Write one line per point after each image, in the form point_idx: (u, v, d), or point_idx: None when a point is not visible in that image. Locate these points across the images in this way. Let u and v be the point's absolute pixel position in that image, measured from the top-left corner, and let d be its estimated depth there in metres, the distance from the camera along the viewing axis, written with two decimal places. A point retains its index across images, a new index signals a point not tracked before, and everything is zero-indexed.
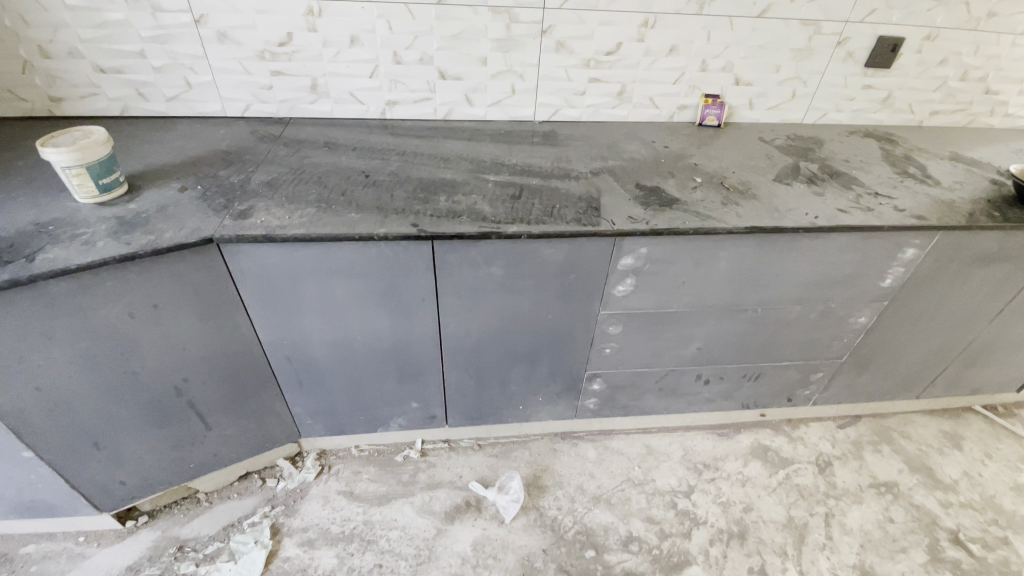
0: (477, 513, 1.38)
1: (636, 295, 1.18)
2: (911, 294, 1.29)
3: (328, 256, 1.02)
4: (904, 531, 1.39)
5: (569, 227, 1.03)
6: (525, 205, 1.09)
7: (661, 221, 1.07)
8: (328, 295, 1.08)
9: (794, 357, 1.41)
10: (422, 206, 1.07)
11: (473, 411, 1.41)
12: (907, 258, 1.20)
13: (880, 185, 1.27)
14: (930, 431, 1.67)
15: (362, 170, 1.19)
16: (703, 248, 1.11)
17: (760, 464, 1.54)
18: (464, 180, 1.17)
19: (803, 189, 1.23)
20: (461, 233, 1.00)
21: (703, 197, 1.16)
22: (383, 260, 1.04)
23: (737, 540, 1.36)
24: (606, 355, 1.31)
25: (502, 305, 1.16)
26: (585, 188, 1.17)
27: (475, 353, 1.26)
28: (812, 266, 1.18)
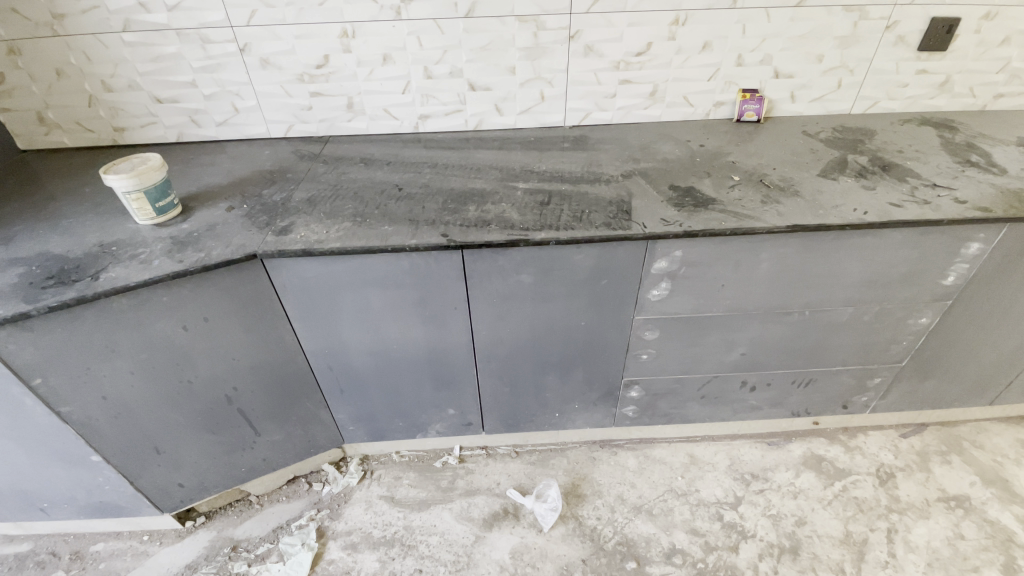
0: (515, 520, 1.38)
1: (672, 299, 1.15)
2: (977, 292, 1.19)
3: (363, 268, 1.05)
4: (976, 548, 1.28)
5: (600, 232, 1.01)
6: (554, 211, 1.08)
7: (696, 222, 1.03)
8: (364, 305, 1.12)
9: (847, 361, 1.33)
10: (452, 216, 1.09)
11: (510, 418, 1.41)
12: (972, 253, 1.11)
13: (938, 175, 1.18)
14: (1006, 440, 1.52)
15: (395, 184, 1.22)
16: (742, 249, 1.06)
17: (814, 475, 1.46)
18: (492, 189, 1.18)
19: (850, 183, 1.16)
20: (490, 241, 1.01)
21: (740, 196, 1.12)
22: (415, 270, 1.06)
23: (789, 556, 1.29)
24: (643, 361, 1.28)
25: (534, 312, 1.16)
26: (616, 191, 1.15)
27: (510, 360, 1.26)
28: (863, 264, 1.11)
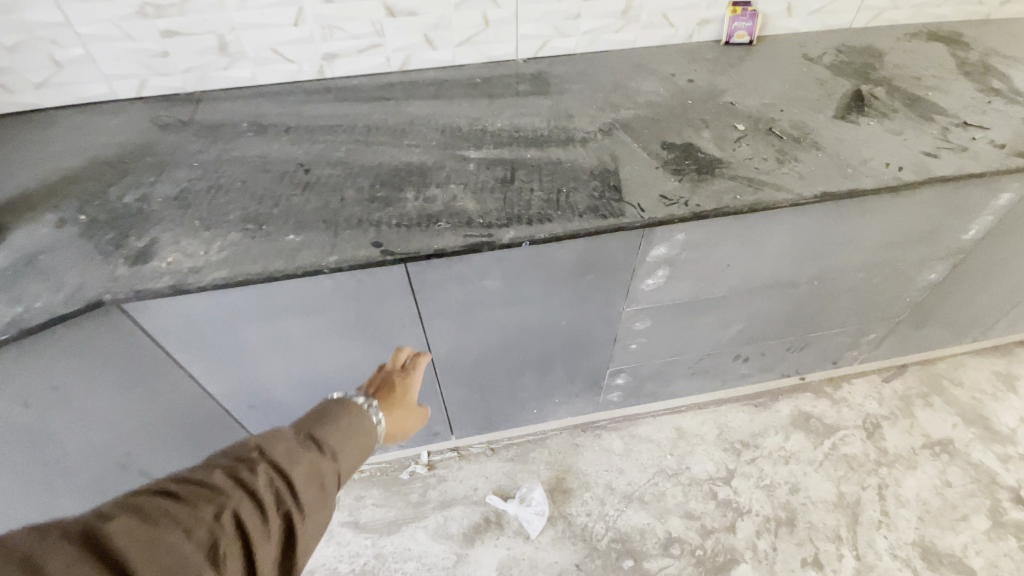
0: (499, 530, 1.24)
1: (669, 286, 0.94)
2: (993, 242, 1.06)
3: (268, 296, 0.76)
4: (963, 495, 1.26)
5: (585, 223, 0.77)
6: (521, 193, 0.82)
7: (704, 197, 0.80)
8: (281, 337, 0.84)
9: (847, 322, 1.21)
10: (384, 211, 0.80)
11: (482, 422, 1.22)
12: (1001, 204, 0.96)
13: (965, 110, 1.00)
14: (982, 374, 1.50)
15: (301, 164, 0.90)
16: (757, 225, 0.85)
17: (803, 436, 1.40)
18: (434, 163, 0.89)
19: (873, 127, 0.95)
20: (441, 248, 0.74)
21: (750, 154, 0.89)
22: (342, 291, 0.79)
23: (786, 529, 1.23)
24: (631, 350, 1.10)
25: (504, 318, 0.92)
26: (596, 155, 0.88)
27: (477, 369, 1.04)
28: (886, 226, 0.94)
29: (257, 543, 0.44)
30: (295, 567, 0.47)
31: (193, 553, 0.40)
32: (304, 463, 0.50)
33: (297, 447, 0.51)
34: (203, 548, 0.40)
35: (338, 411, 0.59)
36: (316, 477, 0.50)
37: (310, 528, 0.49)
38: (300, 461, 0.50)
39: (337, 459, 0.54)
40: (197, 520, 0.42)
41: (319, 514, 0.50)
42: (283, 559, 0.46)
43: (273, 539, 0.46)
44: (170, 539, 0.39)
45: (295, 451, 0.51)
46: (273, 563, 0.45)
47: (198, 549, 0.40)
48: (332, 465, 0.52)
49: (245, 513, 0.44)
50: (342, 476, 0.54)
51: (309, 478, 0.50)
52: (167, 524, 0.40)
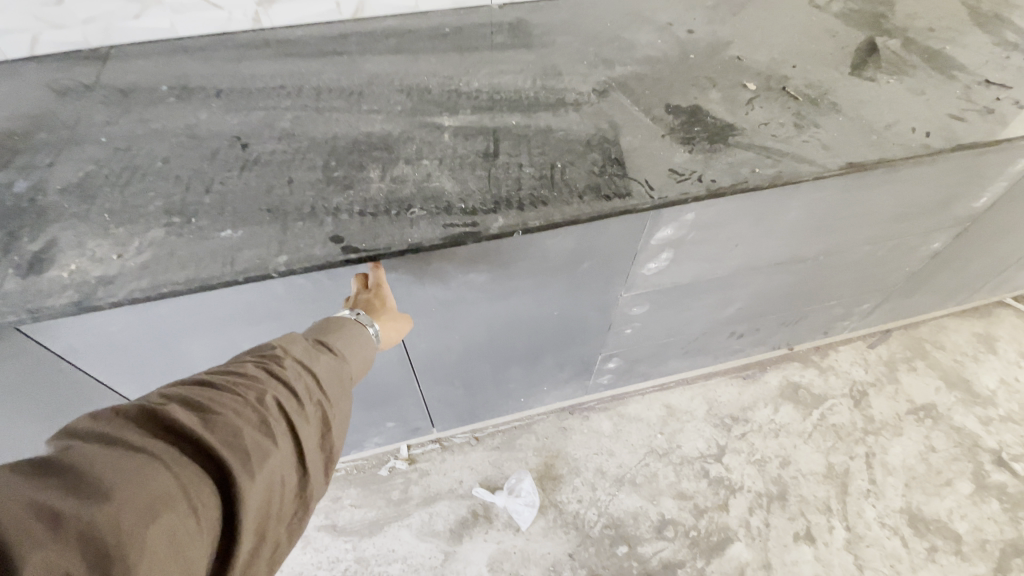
0: (487, 524, 1.18)
1: (671, 270, 0.85)
2: (1001, 209, 1.01)
3: (204, 304, 0.63)
4: (948, 460, 1.27)
5: (586, 206, 0.65)
6: (508, 170, 0.69)
7: (719, 171, 0.70)
8: (226, 347, 0.72)
9: (844, 294, 1.16)
10: (344, 195, 0.66)
11: (465, 415, 1.14)
12: (1018, 170, 0.90)
13: (985, 65, 0.92)
14: (963, 337, 1.51)
15: (235, 137, 0.75)
16: (772, 200, 0.76)
17: (792, 407, 1.38)
18: (401, 134, 0.75)
19: (893, 86, 0.86)
20: (417, 242, 0.62)
21: (765, 118, 0.78)
22: (298, 294, 0.66)
23: (778, 504, 1.22)
24: (626, 335, 1.02)
25: (490, 312, 0.82)
26: (592, 121, 0.76)
27: (460, 365, 0.94)
28: (903, 197, 0.86)
29: (301, 427, 0.43)
30: (333, 454, 0.46)
31: (247, 433, 0.38)
32: (324, 359, 0.48)
33: (314, 346, 0.49)
34: (255, 429, 0.39)
35: (342, 319, 0.56)
36: (337, 372, 0.49)
37: (340, 419, 0.48)
38: (321, 358, 0.48)
39: (352, 359, 0.52)
40: (242, 403, 0.40)
41: (346, 404, 0.49)
42: (325, 442, 0.46)
43: (313, 425, 0.45)
44: (222, 422, 0.38)
45: (314, 350, 0.49)
46: (316, 446, 0.45)
47: (251, 428, 0.39)
48: (348, 365, 0.51)
49: (284, 401, 0.42)
50: (356, 374, 0.52)
51: (331, 374, 0.48)
52: (215, 409, 0.38)
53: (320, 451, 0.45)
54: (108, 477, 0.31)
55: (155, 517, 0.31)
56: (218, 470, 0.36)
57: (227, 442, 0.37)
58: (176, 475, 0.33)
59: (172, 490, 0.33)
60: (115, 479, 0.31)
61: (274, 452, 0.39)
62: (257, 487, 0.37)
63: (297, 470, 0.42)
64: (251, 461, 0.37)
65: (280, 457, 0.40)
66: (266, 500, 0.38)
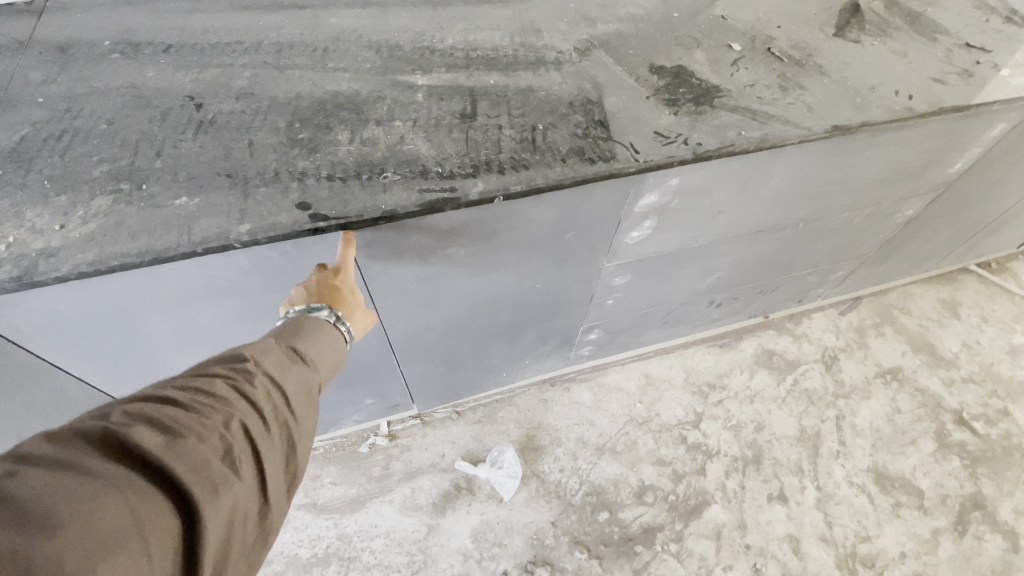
0: (470, 496, 1.18)
1: (654, 238, 0.83)
2: (974, 175, 1.03)
3: (161, 279, 0.59)
4: (912, 420, 1.33)
5: (569, 169, 0.62)
6: (487, 132, 0.66)
7: (705, 134, 0.68)
8: (189, 325, 0.68)
9: (820, 262, 1.17)
10: (310, 159, 0.62)
11: (446, 393, 1.12)
12: (993, 135, 0.90)
13: (966, 28, 0.92)
14: (929, 303, 1.55)
15: (188, 97, 0.69)
16: (757, 165, 0.74)
17: (767, 374, 1.40)
18: (371, 93, 0.70)
19: (877, 48, 0.84)
20: (391, 208, 0.58)
21: (751, 80, 0.76)
22: (265, 266, 0.62)
23: (753, 467, 1.25)
24: (607, 306, 1.01)
25: (470, 287, 0.79)
26: (574, 81, 0.72)
27: (441, 343, 0.92)
28: (883, 162, 0.86)
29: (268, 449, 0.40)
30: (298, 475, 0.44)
31: (212, 460, 0.36)
32: (295, 372, 0.46)
33: (284, 357, 0.47)
34: (220, 455, 0.36)
35: (318, 319, 0.53)
36: (306, 386, 0.47)
37: (307, 437, 0.46)
38: (292, 371, 0.46)
39: (322, 371, 0.50)
40: (209, 426, 0.37)
41: (313, 425, 0.47)
42: (290, 466, 0.43)
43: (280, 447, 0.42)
44: (188, 446, 0.35)
45: (286, 363, 0.46)
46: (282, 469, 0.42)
47: (217, 456, 0.36)
48: (318, 376, 0.49)
49: (251, 423, 0.40)
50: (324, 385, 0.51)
51: (300, 388, 0.46)
52: (181, 433, 0.35)
53: (285, 475, 0.43)
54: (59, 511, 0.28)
55: (106, 558, 0.28)
56: (180, 500, 0.33)
57: (196, 468, 0.34)
58: (132, 508, 0.31)
59: (127, 526, 0.30)
60: (67, 514, 0.28)
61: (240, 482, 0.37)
62: (221, 520, 0.35)
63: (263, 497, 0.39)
64: (217, 489, 0.35)
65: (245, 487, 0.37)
66: (228, 536, 0.35)
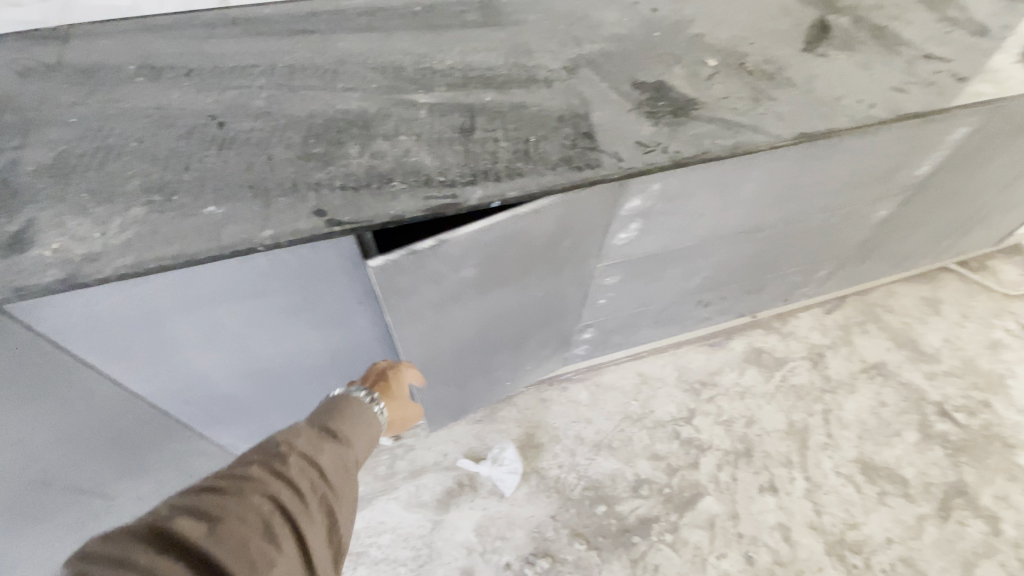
0: (473, 492, 1.23)
1: (641, 240, 0.89)
2: (941, 177, 1.09)
3: (190, 282, 0.65)
4: (896, 413, 1.38)
5: (560, 177, 0.69)
6: (484, 144, 0.72)
7: (683, 143, 0.74)
8: (212, 326, 0.73)
9: (802, 262, 1.23)
10: (324, 171, 0.68)
11: (457, 410, 1.16)
12: (953, 139, 0.97)
13: (926, 42, 0.99)
14: (911, 301, 1.62)
15: (210, 116, 0.75)
16: (732, 170, 0.81)
17: (757, 371, 1.46)
18: (378, 111, 0.76)
19: (842, 62, 0.92)
20: (399, 213, 0.64)
21: (726, 93, 0.83)
22: (283, 269, 0.68)
23: (745, 460, 1.30)
24: (600, 306, 1.07)
25: (480, 305, 0.84)
26: (563, 97, 0.79)
27: (453, 361, 0.96)
28: (852, 166, 0.93)
29: (303, 522, 0.48)
30: (341, 541, 0.53)
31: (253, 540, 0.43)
32: (327, 448, 0.56)
33: (317, 437, 0.57)
34: (264, 531, 0.45)
35: (350, 406, 0.65)
36: (340, 460, 0.56)
37: (345, 505, 0.54)
38: (326, 448, 0.56)
39: (352, 447, 0.60)
40: (251, 507, 0.46)
41: (348, 496, 0.55)
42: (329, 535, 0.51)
43: (320, 516, 0.51)
44: (231, 531, 0.43)
45: (319, 442, 0.56)
46: (325, 539, 0.51)
47: (257, 535, 0.44)
48: (350, 450, 0.59)
49: (289, 498, 0.49)
50: (355, 461, 0.60)
51: (333, 464, 0.55)
52: (227, 518, 0.44)
53: (330, 542, 0.51)
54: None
55: None
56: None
57: (239, 548, 0.42)
58: None
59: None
60: None
61: (284, 551, 0.45)
62: None
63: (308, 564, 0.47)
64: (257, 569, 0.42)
65: (288, 556, 0.45)
66: None
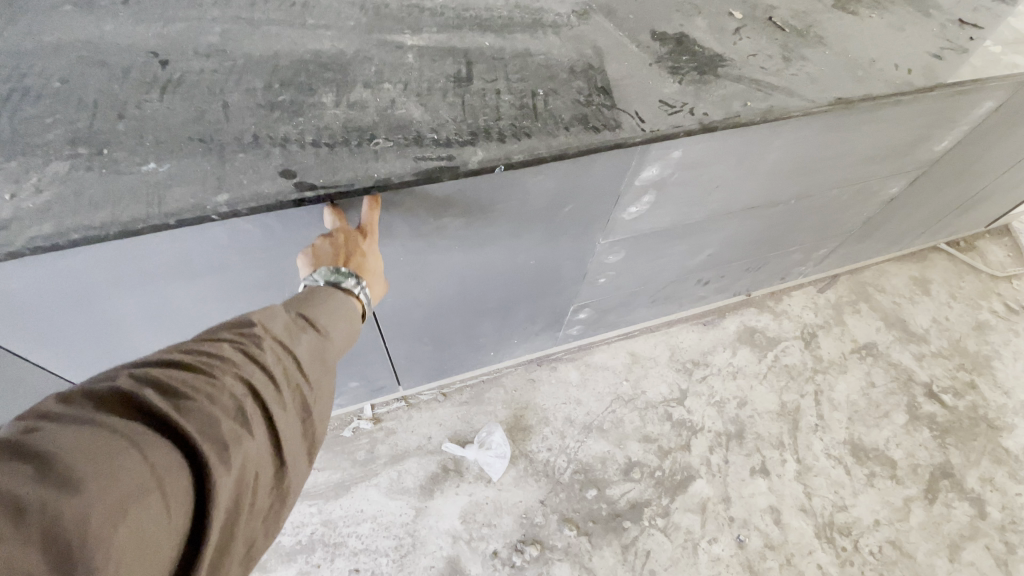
0: (458, 477, 1.17)
1: (651, 214, 0.81)
2: (958, 154, 1.04)
3: (128, 255, 0.53)
4: (886, 394, 1.37)
5: (573, 139, 0.59)
6: (483, 97, 0.61)
7: (709, 105, 0.65)
8: (160, 306, 0.62)
9: (806, 239, 1.18)
10: (293, 123, 0.56)
11: (434, 372, 1.09)
12: (980, 113, 0.91)
13: (960, 4, 0.91)
14: (902, 280, 1.60)
15: (151, 53, 0.62)
16: (758, 138, 0.72)
17: (749, 351, 1.42)
18: (357, 54, 0.64)
19: (875, 21, 0.83)
20: (383, 178, 0.54)
21: (754, 49, 0.73)
22: (245, 241, 0.57)
23: (736, 442, 1.27)
24: (599, 285, 0.99)
25: (462, 262, 0.75)
26: (574, 46, 0.68)
27: (429, 319, 0.88)
28: (877, 139, 0.86)
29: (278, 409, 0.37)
30: (321, 436, 0.42)
31: (220, 424, 0.33)
32: (308, 335, 0.43)
33: (297, 320, 0.44)
34: (230, 415, 0.34)
35: (321, 289, 0.50)
36: (322, 351, 0.43)
37: (328, 397, 0.43)
38: (303, 335, 0.43)
39: (341, 333, 0.47)
40: (218, 387, 0.34)
41: (333, 386, 0.44)
42: (308, 428, 0.41)
43: (294, 411, 0.39)
44: (192, 410, 0.32)
45: (300, 326, 0.43)
46: (300, 432, 0.40)
47: (226, 416, 0.33)
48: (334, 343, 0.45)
49: (261, 388, 0.37)
50: (344, 349, 0.47)
51: (317, 351, 0.43)
52: (187, 394, 0.33)
53: (307, 436, 0.40)
54: (80, 466, 0.27)
55: (124, 515, 0.27)
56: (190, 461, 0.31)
57: (202, 429, 0.32)
58: (149, 468, 0.29)
59: (146, 483, 0.28)
60: (87, 473, 0.27)
61: (252, 443, 0.34)
62: (232, 478, 0.32)
63: (277, 458, 0.37)
64: (224, 461, 0.32)
65: (257, 444, 0.35)
66: (241, 495, 0.33)
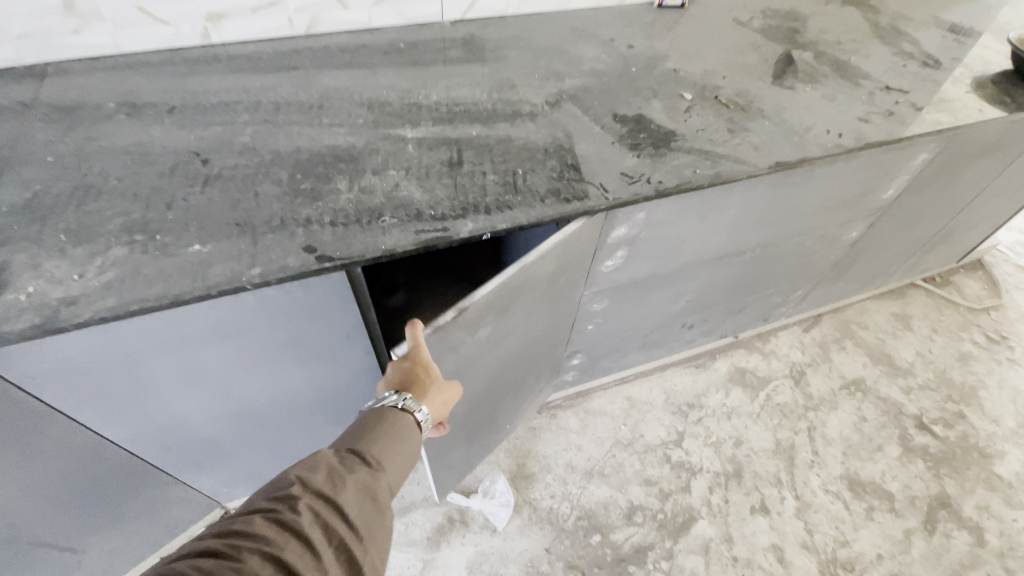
0: (464, 528, 1.20)
1: (627, 266, 0.91)
2: (907, 199, 1.15)
3: (173, 322, 0.63)
4: (877, 427, 1.41)
5: (549, 209, 0.70)
6: (471, 178, 0.73)
7: (666, 173, 0.76)
8: (194, 368, 0.71)
9: (780, 283, 1.27)
10: (313, 207, 0.67)
11: (468, 470, 1.11)
12: (916, 164, 1.03)
13: (885, 74, 1.05)
14: (883, 316, 1.67)
15: (194, 153, 0.74)
16: (713, 198, 0.83)
17: (741, 391, 1.48)
18: (365, 146, 0.76)
19: (810, 93, 0.97)
20: (389, 249, 0.64)
21: (703, 124, 0.86)
22: (270, 307, 0.67)
23: (735, 481, 1.31)
24: (588, 332, 1.08)
25: (489, 362, 0.82)
26: (548, 130, 0.81)
27: (468, 420, 0.92)
28: (824, 192, 0.97)
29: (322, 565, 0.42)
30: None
31: None
32: (349, 482, 0.49)
33: (337, 470, 0.50)
34: None
35: (382, 411, 0.60)
36: (365, 493, 0.50)
37: (374, 542, 0.48)
38: (342, 486, 0.49)
39: (383, 471, 0.53)
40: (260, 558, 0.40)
41: (381, 529, 0.49)
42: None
43: (338, 565, 0.44)
44: None
45: (338, 474, 0.50)
46: None
47: None
48: (379, 478, 0.52)
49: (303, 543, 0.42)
50: (389, 489, 0.53)
51: (358, 495, 0.49)
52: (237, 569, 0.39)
53: None
54: None
55: None
56: None
57: None
58: None
59: None
60: None
61: None
62: None
63: None
64: None
65: None
66: None
